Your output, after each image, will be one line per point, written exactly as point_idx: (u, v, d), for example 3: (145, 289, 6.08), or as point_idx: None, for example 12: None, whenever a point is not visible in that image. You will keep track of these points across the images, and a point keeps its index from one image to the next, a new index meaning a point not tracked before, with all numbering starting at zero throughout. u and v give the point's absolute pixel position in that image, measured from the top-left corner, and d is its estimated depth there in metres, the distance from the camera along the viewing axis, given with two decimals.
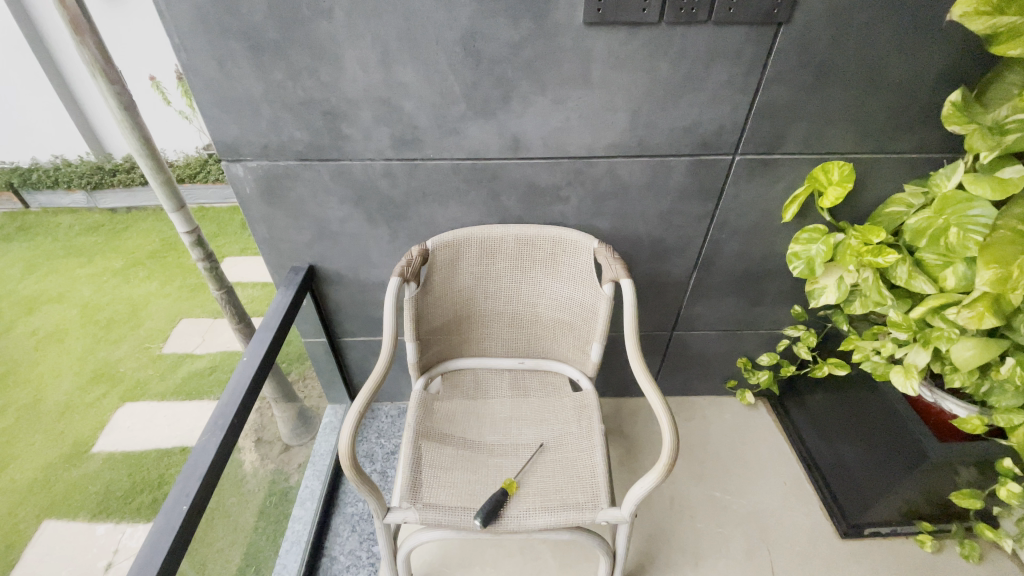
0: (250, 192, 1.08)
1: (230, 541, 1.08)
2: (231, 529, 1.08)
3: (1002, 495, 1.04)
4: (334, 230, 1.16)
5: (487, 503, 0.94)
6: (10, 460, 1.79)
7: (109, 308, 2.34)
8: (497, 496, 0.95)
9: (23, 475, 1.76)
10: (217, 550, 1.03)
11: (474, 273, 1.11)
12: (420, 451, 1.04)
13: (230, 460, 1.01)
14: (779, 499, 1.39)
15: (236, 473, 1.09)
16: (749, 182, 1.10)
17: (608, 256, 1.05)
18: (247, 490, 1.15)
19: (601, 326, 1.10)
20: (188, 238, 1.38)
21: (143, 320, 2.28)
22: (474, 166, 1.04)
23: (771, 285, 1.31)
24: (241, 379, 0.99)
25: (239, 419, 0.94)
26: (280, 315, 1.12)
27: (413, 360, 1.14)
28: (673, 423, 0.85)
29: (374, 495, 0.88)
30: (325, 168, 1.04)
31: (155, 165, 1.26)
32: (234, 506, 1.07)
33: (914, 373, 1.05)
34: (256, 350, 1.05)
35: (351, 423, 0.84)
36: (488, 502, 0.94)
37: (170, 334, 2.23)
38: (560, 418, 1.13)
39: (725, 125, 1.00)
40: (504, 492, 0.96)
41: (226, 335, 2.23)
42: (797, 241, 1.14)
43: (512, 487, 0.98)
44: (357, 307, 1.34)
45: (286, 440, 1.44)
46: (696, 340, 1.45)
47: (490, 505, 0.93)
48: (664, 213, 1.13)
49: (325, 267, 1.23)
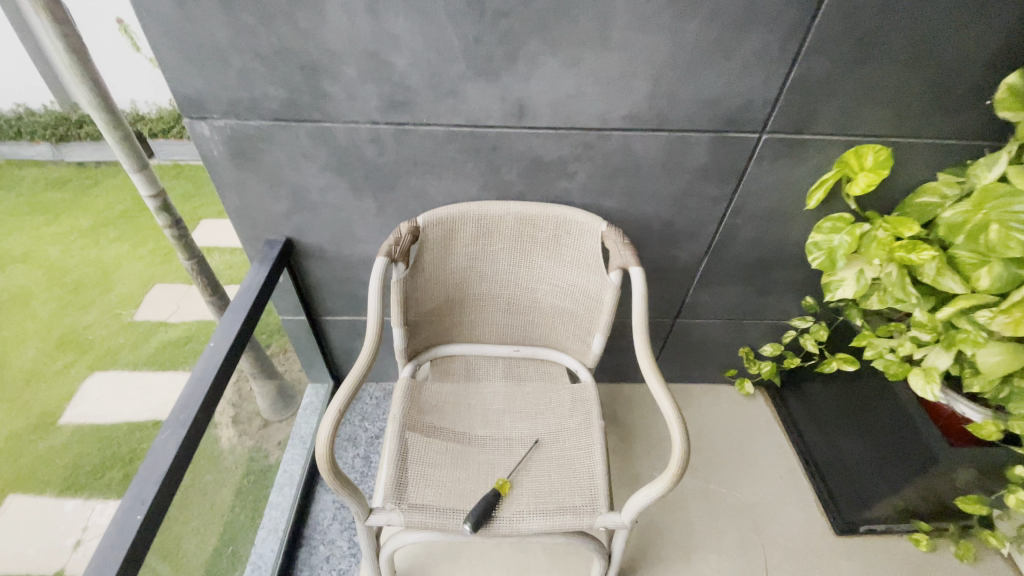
0: (218, 155, 0.95)
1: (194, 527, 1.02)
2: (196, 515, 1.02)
3: (1011, 502, 0.99)
4: (314, 201, 1.03)
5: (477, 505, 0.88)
6: None
7: (76, 271, 2.19)
8: (488, 498, 0.89)
9: None
10: (183, 534, 0.98)
11: (468, 254, 1.01)
12: (406, 445, 0.96)
13: (202, 439, 0.98)
14: (775, 491, 1.35)
15: (202, 463, 1.00)
16: (774, 164, 1.00)
17: (618, 240, 0.95)
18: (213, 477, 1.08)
19: (606, 316, 1.01)
20: (153, 203, 1.25)
21: (113, 285, 2.14)
22: (472, 135, 0.92)
23: (786, 275, 1.22)
24: (210, 367, 0.88)
25: (205, 413, 0.83)
26: (252, 294, 1.01)
27: (400, 346, 1.05)
28: (685, 429, 0.78)
29: (355, 498, 0.80)
30: (304, 130, 0.92)
31: (112, 120, 1.12)
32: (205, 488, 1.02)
33: (936, 377, 0.99)
34: (224, 335, 0.94)
35: (332, 420, 0.76)
36: (478, 505, 0.87)
37: (142, 301, 2.09)
38: (556, 411, 1.06)
39: (754, 99, 0.89)
40: (496, 493, 0.90)
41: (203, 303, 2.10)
42: (819, 230, 1.05)
43: (506, 487, 0.92)
44: (338, 285, 1.22)
45: (264, 414, 1.42)
46: (700, 328, 1.38)
47: (479, 507, 0.87)
48: (679, 194, 1.02)
49: (303, 241, 1.11)
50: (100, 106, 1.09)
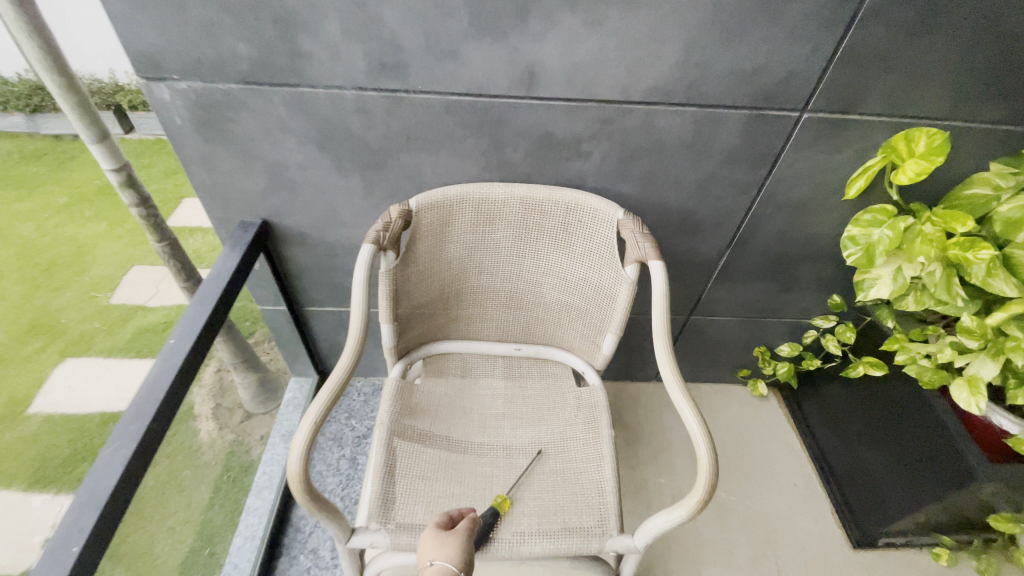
0: (181, 123, 0.83)
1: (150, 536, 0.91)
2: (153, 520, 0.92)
3: None
4: (292, 179, 0.91)
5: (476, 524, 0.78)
6: None
7: (50, 250, 2.02)
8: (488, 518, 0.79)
9: None
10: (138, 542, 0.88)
11: (467, 242, 0.90)
12: (394, 455, 0.86)
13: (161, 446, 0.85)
14: (787, 501, 1.27)
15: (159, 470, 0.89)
16: (812, 148, 0.89)
17: (635, 231, 0.84)
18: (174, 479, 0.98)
19: (620, 314, 0.91)
20: (115, 177, 1.12)
21: (87, 266, 1.97)
22: (474, 106, 0.80)
23: (812, 272, 1.12)
24: (169, 367, 0.76)
25: (162, 422, 0.72)
26: (221, 283, 0.88)
27: (389, 343, 0.94)
28: (713, 449, 0.68)
29: (335, 520, 0.70)
30: (279, 95, 0.80)
31: (67, 84, 0.98)
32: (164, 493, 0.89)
33: (981, 389, 0.90)
34: (187, 331, 0.81)
35: (306, 436, 0.66)
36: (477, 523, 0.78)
37: (120, 283, 1.93)
38: (562, 418, 0.96)
39: (797, 72, 0.78)
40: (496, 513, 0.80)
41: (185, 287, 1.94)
42: (856, 223, 0.95)
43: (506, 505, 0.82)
44: (322, 274, 1.11)
45: (247, 406, 1.33)
46: (714, 325, 1.28)
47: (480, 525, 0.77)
48: (704, 180, 0.91)
49: (281, 224, 0.99)
50: (49, 67, 0.95)
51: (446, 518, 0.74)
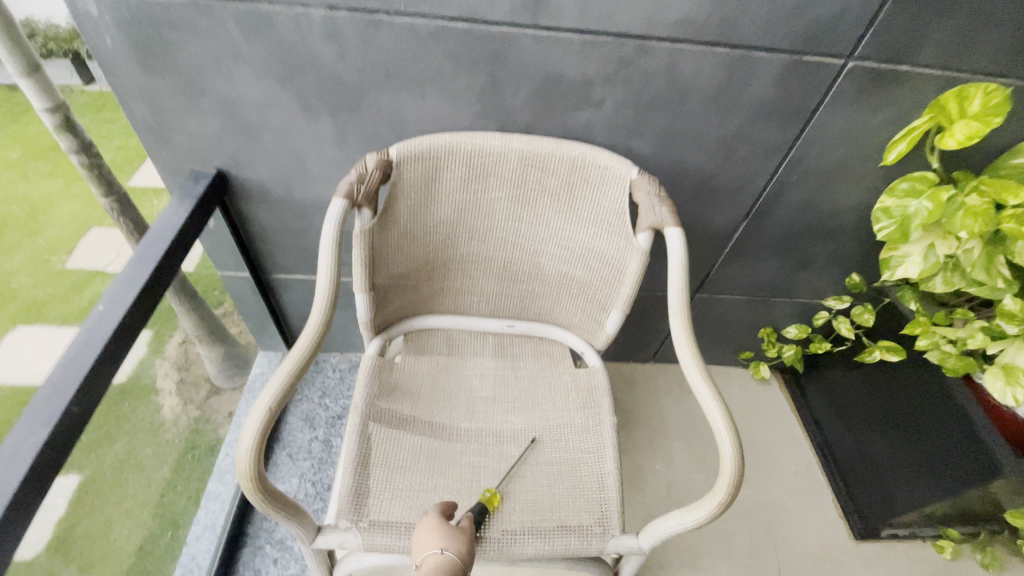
0: (113, 45, 0.69)
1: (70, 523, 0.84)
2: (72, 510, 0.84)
3: None
4: (251, 121, 0.77)
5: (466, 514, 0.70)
6: None
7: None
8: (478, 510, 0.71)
9: None
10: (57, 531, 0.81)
11: (455, 202, 0.78)
12: (368, 443, 0.76)
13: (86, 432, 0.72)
14: (789, 490, 1.20)
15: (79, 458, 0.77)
16: (853, 104, 0.78)
17: (651, 192, 0.73)
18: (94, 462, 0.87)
19: (629, 288, 0.80)
20: (50, 119, 0.88)
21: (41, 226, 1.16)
22: (468, 36, 0.68)
23: (833, 247, 1.02)
24: (96, 338, 0.63)
25: (84, 404, 0.60)
26: (162, 243, 0.74)
27: (364, 316, 0.83)
28: (738, 444, 0.59)
29: (296, 519, 0.60)
30: (232, 14, 0.66)
31: None
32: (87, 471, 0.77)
33: (1019, 379, 0.83)
34: (120, 296, 0.67)
35: (258, 423, 0.55)
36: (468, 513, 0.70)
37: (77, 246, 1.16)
38: (558, 402, 0.86)
39: (850, 8, 0.66)
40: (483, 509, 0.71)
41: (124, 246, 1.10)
42: (892, 193, 0.85)
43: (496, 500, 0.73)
44: (289, 236, 0.97)
45: (216, 379, 1.22)
46: (721, 304, 1.18)
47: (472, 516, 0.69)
48: (729, 138, 0.80)
49: (240, 175, 0.85)
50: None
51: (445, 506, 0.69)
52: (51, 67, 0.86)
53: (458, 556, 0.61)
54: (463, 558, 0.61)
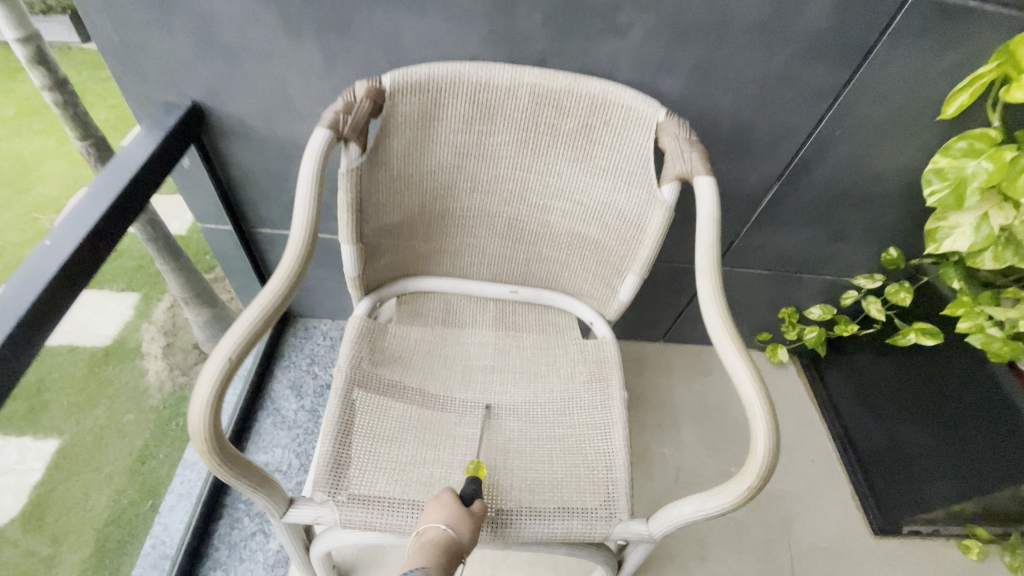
0: None
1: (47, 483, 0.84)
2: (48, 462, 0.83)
3: None
4: (228, 41, 0.68)
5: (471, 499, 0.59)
6: None
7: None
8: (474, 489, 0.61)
9: None
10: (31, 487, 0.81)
11: (456, 144, 0.70)
12: (351, 410, 0.68)
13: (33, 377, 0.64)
14: (805, 481, 1.12)
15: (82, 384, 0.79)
16: (916, 43, 0.68)
17: (679, 136, 0.65)
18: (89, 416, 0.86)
19: (647, 250, 0.72)
20: (20, 50, 0.71)
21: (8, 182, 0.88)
22: None
23: (872, 217, 0.93)
24: (37, 277, 0.55)
25: (20, 348, 0.52)
26: (126, 176, 0.66)
27: (352, 272, 0.75)
28: (773, 422, 0.51)
29: (260, 488, 0.53)
30: None
31: None
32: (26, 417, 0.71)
33: None
34: (70, 232, 0.59)
35: (215, 375, 0.48)
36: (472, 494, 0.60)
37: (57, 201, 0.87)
38: (563, 374, 0.78)
39: None
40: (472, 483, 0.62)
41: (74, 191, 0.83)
42: (947, 152, 0.75)
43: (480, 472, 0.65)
44: (275, 184, 0.89)
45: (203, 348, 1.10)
46: (741, 279, 1.10)
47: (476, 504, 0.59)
48: (771, 80, 0.71)
49: (219, 109, 0.77)
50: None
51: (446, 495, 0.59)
52: (45, 23, 0.73)
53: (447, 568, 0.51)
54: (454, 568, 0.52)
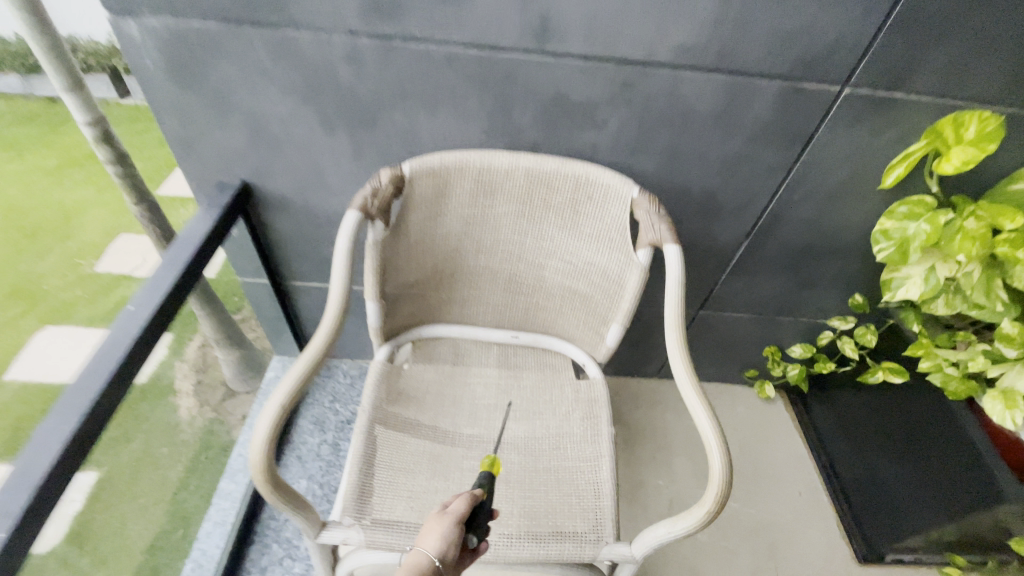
0: (151, 66, 0.74)
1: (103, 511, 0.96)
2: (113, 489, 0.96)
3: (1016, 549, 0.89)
4: (274, 136, 0.82)
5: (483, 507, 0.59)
6: None
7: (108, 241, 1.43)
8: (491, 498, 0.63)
9: None
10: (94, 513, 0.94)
11: (464, 216, 0.82)
12: (374, 445, 0.79)
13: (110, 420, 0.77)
14: (792, 512, 1.18)
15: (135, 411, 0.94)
16: (854, 127, 0.80)
17: (651, 211, 0.77)
18: (137, 449, 0.99)
19: (628, 304, 0.83)
20: (91, 133, 0.94)
21: (72, 233, 1.42)
22: (479, 60, 0.71)
23: (837, 267, 1.04)
24: (124, 336, 0.68)
25: (113, 396, 0.64)
26: (190, 248, 0.80)
27: (375, 323, 0.87)
28: (726, 452, 0.61)
29: (302, 512, 0.64)
30: (260, 38, 0.70)
31: (39, 24, 0.82)
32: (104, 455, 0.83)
33: (1018, 402, 0.82)
34: (148, 298, 0.73)
35: (272, 417, 0.59)
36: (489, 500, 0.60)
37: (103, 250, 1.41)
38: (558, 412, 0.88)
39: (845, 36, 0.69)
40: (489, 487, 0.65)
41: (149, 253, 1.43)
42: (891, 215, 0.86)
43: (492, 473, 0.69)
44: (307, 244, 1.02)
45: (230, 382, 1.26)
46: (725, 321, 1.20)
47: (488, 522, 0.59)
48: (731, 158, 0.83)
49: (263, 186, 0.90)
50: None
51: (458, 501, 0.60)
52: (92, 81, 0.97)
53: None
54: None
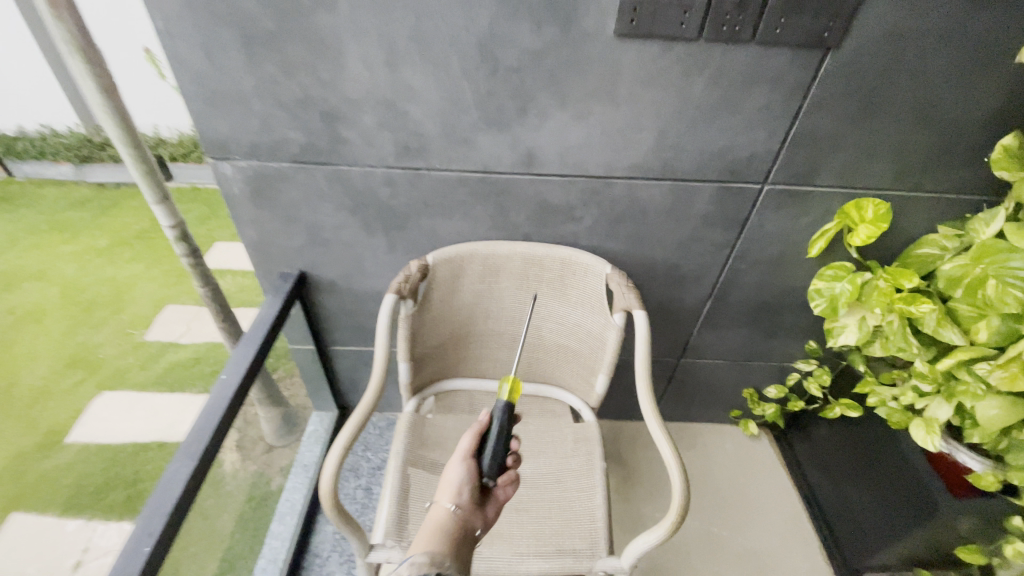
0: (238, 193, 0.98)
1: (201, 551, 1.00)
2: (206, 536, 1.01)
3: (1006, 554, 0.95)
4: (327, 237, 1.06)
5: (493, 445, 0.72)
6: (30, 490, 1.47)
7: (134, 306, 2.00)
8: (511, 428, 0.73)
9: (52, 494, 1.46)
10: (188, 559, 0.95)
11: (475, 292, 1.04)
12: (407, 481, 0.97)
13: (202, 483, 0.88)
14: (776, 538, 1.32)
15: (216, 475, 1.02)
16: (779, 213, 1.02)
17: (622, 283, 0.98)
18: (224, 493, 1.09)
19: (610, 358, 1.03)
20: (171, 233, 1.18)
21: (124, 305, 1.99)
22: (483, 180, 0.95)
23: (791, 319, 1.23)
24: (221, 399, 0.89)
25: (215, 445, 0.84)
26: (264, 328, 1.02)
27: (406, 380, 1.07)
28: (684, 475, 0.81)
29: (357, 535, 0.83)
30: (321, 172, 0.95)
31: (138, 153, 1.06)
32: (213, 508, 1.02)
33: (936, 429, 0.99)
34: (236, 369, 0.94)
35: (337, 456, 0.80)
36: (497, 440, 0.72)
37: (153, 321, 1.95)
38: (559, 451, 1.06)
39: (758, 152, 0.91)
40: (511, 416, 0.73)
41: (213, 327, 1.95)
42: (821, 277, 1.07)
43: (516, 393, 0.75)
44: (347, 317, 1.24)
45: (270, 441, 1.36)
46: (703, 368, 1.38)
47: (498, 456, 0.71)
48: (684, 239, 1.05)
49: (315, 275, 1.14)
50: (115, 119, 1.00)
51: (481, 438, 0.74)
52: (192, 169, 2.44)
53: (466, 519, 0.69)
54: (470, 522, 0.69)
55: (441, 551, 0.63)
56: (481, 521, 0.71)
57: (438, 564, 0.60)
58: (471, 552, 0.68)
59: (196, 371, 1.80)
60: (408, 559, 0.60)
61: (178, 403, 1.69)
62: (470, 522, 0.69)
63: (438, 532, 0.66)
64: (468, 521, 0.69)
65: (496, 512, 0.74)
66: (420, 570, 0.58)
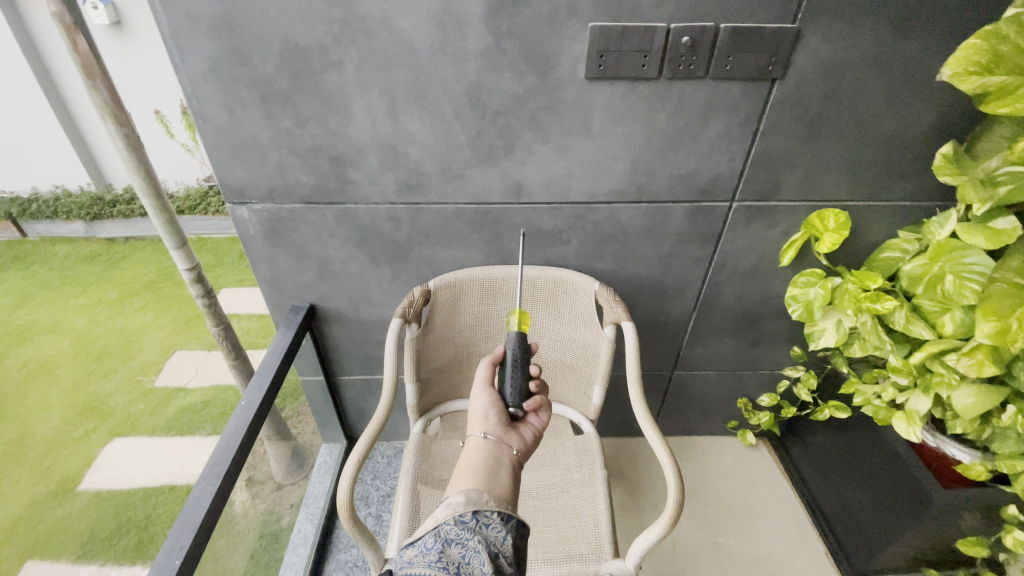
0: (254, 234, 1.07)
1: None
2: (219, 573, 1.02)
3: (1009, 543, 0.99)
4: (335, 271, 1.14)
5: (509, 373, 0.78)
6: (42, 538, 1.48)
7: (144, 354, 2.06)
8: (524, 353, 0.80)
9: (64, 541, 1.47)
10: None
11: (474, 314, 1.12)
12: (417, 497, 1.01)
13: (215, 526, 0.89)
14: (782, 545, 1.35)
15: (229, 514, 1.02)
16: (750, 227, 1.10)
17: (610, 299, 1.05)
18: (235, 532, 1.10)
19: (603, 368, 1.09)
20: (188, 275, 1.25)
21: (135, 353, 2.06)
22: (477, 211, 1.04)
23: (774, 326, 1.30)
24: (240, 425, 0.95)
25: (237, 466, 0.90)
26: (278, 357, 1.09)
27: (412, 401, 1.12)
28: (677, 470, 0.87)
29: (371, 547, 0.87)
30: (330, 211, 1.04)
31: (160, 203, 1.13)
32: (230, 538, 1.06)
33: (917, 420, 1.04)
34: (254, 396, 1.01)
35: (351, 471, 0.86)
36: (512, 366, 0.78)
37: (163, 367, 2.01)
38: (562, 462, 1.11)
39: (723, 173, 1.01)
40: (522, 345, 0.80)
41: (222, 368, 2.01)
42: (796, 284, 1.14)
43: (524, 326, 0.84)
44: (354, 346, 1.31)
45: (280, 479, 1.42)
46: (696, 380, 1.44)
47: (517, 381, 0.77)
48: (664, 256, 1.13)
49: (324, 307, 1.22)
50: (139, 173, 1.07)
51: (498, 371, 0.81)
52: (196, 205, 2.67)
53: (500, 442, 0.71)
54: (506, 441, 0.72)
55: (481, 480, 0.63)
56: (517, 445, 0.73)
57: (475, 502, 0.58)
58: (514, 470, 0.68)
59: (205, 414, 1.85)
60: (444, 502, 0.59)
61: (187, 444, 1.73)
62: (504, 443, 0.71)
63: (474, 458, 0.67)
64: (502, 442, 0.71)
65: (533, 440, 0.76)
66: (456, 510, 0.57)
